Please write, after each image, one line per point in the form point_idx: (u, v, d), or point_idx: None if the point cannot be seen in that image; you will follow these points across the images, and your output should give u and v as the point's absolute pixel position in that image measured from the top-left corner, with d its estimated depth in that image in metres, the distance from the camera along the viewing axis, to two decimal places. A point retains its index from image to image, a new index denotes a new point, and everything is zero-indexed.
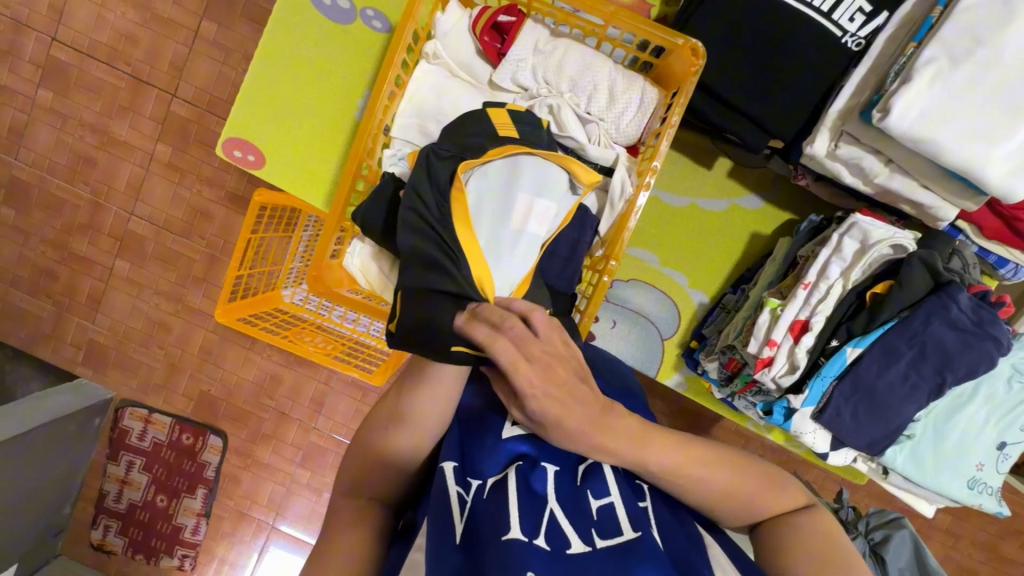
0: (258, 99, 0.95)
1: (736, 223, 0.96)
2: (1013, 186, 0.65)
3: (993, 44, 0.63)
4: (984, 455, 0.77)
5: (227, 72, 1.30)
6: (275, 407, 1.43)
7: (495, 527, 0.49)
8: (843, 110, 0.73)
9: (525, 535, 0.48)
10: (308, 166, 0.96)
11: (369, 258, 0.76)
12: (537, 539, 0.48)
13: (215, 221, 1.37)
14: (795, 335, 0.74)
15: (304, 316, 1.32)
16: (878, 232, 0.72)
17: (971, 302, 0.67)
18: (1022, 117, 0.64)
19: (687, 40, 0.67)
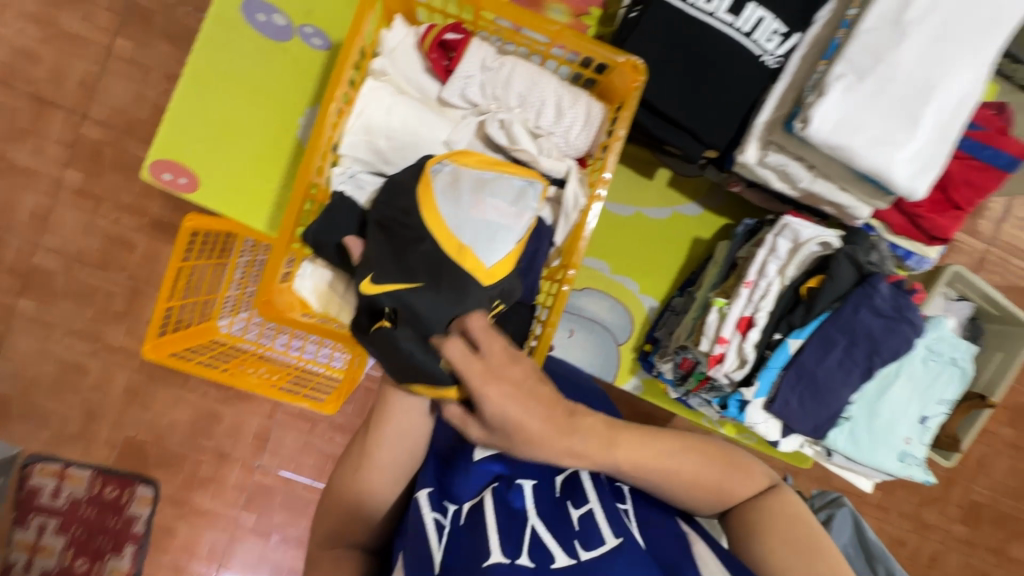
0: (189, 120, 0.89)
1: (678, 230, 1.01)
2: (915, 185, 0.74)
3: (891, 60, 0.71)
4: (911, 430, 0.85)
5: (145, 91, 1.22)
6: (214, 447, 1.33)
7: (476, 553, 0.50)
8: (768, 121, 0.80)
9: (507, 558, 0.49)
10: (247, 188, 0.91)
11: (326, 283, 0.74)
12: (520, 559, 0.49)
13: (138, 251, 1.27)
14: (742, 331, 0.79)
15: (246, 347, 1.24)
16: (806, 232, 0.79)
17: (891, 291, 0.74)
18: (919, 124, 0.72)
19: (629, 58, 0.70)
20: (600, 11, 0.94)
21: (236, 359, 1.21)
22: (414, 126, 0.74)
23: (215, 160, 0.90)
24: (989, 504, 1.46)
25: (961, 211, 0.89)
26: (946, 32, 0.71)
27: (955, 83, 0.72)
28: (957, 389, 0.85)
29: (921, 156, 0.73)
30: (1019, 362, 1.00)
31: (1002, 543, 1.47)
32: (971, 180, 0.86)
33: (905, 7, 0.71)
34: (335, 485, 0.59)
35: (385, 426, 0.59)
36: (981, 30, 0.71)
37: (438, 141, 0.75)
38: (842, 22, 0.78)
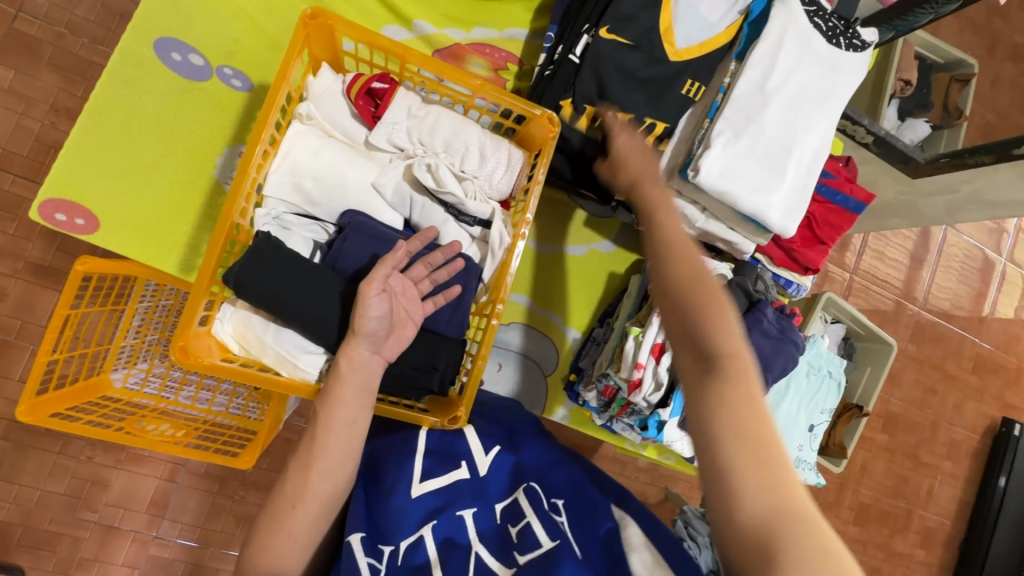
0: (87, 157, 0.83)
1: (596, 265, 1.09)
2: (786, 225, 0.87)
3: (758, 122, 0.84)
4: (802, 438, 0.95)
5: (28, 124, 1.13)
6: (99, 520, 1.17)
7: None
8: (667, 169, 0.91)
9: None
10: (154, 229, 0.86)
11: (243, 323, 0.72)
12: None
13: (10, 298, 1.13)
14: (657, 356, 0.85)
15: (144, 402, 1.12)
16: (706, 265, 0.89)
17: (774, 315, 0.86)
18: (784, 174, 0.85)
19: (544, 111, 0.78)
20: (517, 66, 1.03)
21: (133, 417, 1.10)
22: (341, 169, 0.76)
23: (119, 199, 0.85)
24: (874, 503, 1.64)
25: (825, 246, 1.05)
26: (799, 100, 0.86)
27: (808, 141, 0.86)
28: (835, 398, 0.98)
29: (788, 200, 0.86)
30: (884, 370, 1.22)
31: (889, 539, 1.65)
32: (830, 221, 1.03)
33: (767, 78, 0.84)
34: (267, 525, 0.59)
35: (315, 455, 0.60)
36: (824, 99, 0.87)
37: (366, 183, 0.77)
38: (719, 87, 0.91)
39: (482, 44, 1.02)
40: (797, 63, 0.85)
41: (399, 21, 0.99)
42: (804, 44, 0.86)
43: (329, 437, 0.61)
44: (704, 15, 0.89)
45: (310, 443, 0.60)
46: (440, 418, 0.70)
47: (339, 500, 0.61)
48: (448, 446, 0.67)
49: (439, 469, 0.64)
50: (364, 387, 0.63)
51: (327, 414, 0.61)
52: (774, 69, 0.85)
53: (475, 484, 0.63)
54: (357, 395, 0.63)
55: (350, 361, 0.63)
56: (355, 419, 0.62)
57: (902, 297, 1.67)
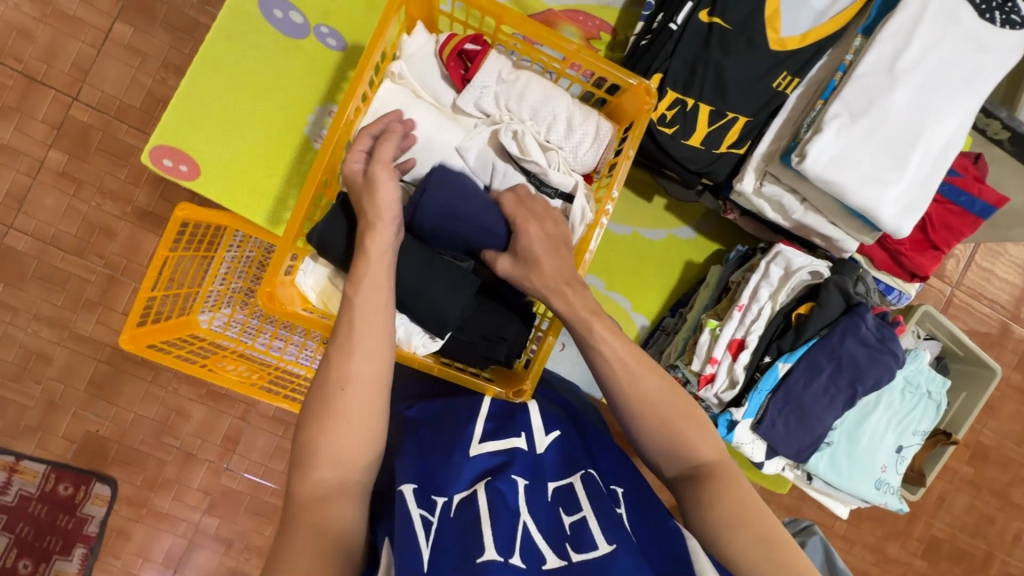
0: (195, 109, 0.89)
1: (673, 252, 1.04)
2: (900, 224, 0.78)
3: (882, 105, 0.75)
4: (887, 458, 0.87)
5: (141, 78, 1.21)
6: (180, 447, 1.28)
7: (469, 549, 0.50)
8: (765, 153, 0.85)
9: (500, 555, 0.49)
10: (248, 180, 0.90)
11: (326, 280, 0.75)
12: (512, 558, 0.49)
13: (118, 238, 1.23)
14: (733, 353, 0.81)
15: (225, 343, 1.20)
16: (798, 260, 0.81)
17: (875, 321, 0.77)
18: (906, 167, 0.76)
19: (641, 81, 0.73)
20: (610, 36, 0.98)
21: (216, 355, 1.18)
22: (427, 131, 0.75)
23: (218, 149, 0.89)
24: (948, 539, 1.50)
25: (939, 252, 0.94)
26: (935, 82, 0.75)
27: (941, 129, 0.76)
28: (932, 420, 0.88)
29: (907, 196, 0.77)
30: (982, 398, 1.07)
31: None
32: (949, 223, 0.92)
33: (898, 56, 0.75)
34: (318, 415, 0.55)
35: (355, 336, 0.57)
36: (966, 83, 0.76)
37: (450, 146, 0.76)
38: (839, 65, 0.82)
39: (577, 11, 0.97)
40: (937, 40, 0.75)
41: None
42: (948, 19, 0.75)
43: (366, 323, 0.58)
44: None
45: (349, 325, 0.57)
46: (505, 390, 0.73)
47: (387, 385, 0.57)
48: (511, 416, 0.67)
49: (499, 434, 0.64)
50: (389, 271, 0.61)
51: (364, 296, 0.59)
52: (910, 46, 0.75)
53: (531, 460, 0.61)
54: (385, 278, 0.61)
55: (375, 242, 0.62)
56: (385, 304, 0.59)
57: (1011, 320, 1.48)
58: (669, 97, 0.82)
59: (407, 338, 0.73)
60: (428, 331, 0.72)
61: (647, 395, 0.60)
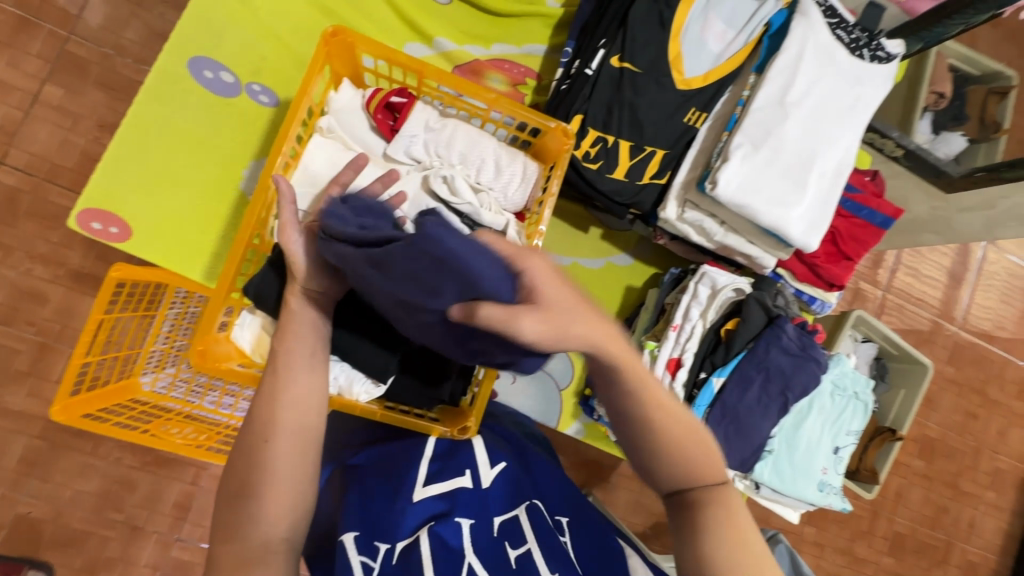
0: (125, 170, 0.88)
1: (612, 279, 1.09)
2: (808, 239, 0.85)
3: (778, 135, 0.83)
4: (826, 460, 0.92)
5: (73, 138, 1.19)
6: (124, 521, 1.20)
7: None
8: (683, 183, 0.91)
9: None
10: (183, 238, 0.89)
11: (262, 330, 0.74)
12: None
13: (51, 303, 1.18)
14: (672, 371, 0.85)
15: (170, 406, 1.16)
16: (723, 278, 0.86)
17: (795, 332, 0.83)
18: (806, 189, 0.83)
19: (559, 124, 0.80)
20: (535, 82, 1.05)
21: (159, 420, 1.13)
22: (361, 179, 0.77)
23: (150, 208, 0.89)
24: (911, 533, 1.56)
25: (851, 262, 1.02)
26: (821, 112, 0.84)
27: (831, 153, 0.84)
28: (863, 420, 0.94)
29: (811, 214, 0.84)
30: (919, 394, 1.16)
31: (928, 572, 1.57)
32: (857, 236, 1.00)
33: (786, 91, 0.83)
34: (244, 471, 0.53)
35: (282, 385, 0.56)
36: (846, 112, 0.85)
37: None
38: (738, 100, 0.90)
39: (502, 60, 1.04)
40: (819, 75, 0.84)
41: (422, 38, 1.02)
42: (823, 57, 0.84)
43: (292, 372, 0.57)
44: (708, 45, 0.89)
45: (275, 376, 0.57)
46: (449, 428, 0.73)
47: (316, 436, 0.57)
48: (454, 454, 0.67)
49: (443, 475, 0.63)
50: (317, 319, 0.63)
51: (289, 346, 0.59)
52: (795, 81, 0.83)
53: (476, 497, 0.62)
54: (312, 327, 0.62)
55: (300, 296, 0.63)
56: (314, 351, 0.60)
57: (939, 317, 1.60)
58: (591, 135, 0.88)
59: (348, 384, 0.73)
60: (369, 378, 0.72)
61: (659, 428, 0.51)
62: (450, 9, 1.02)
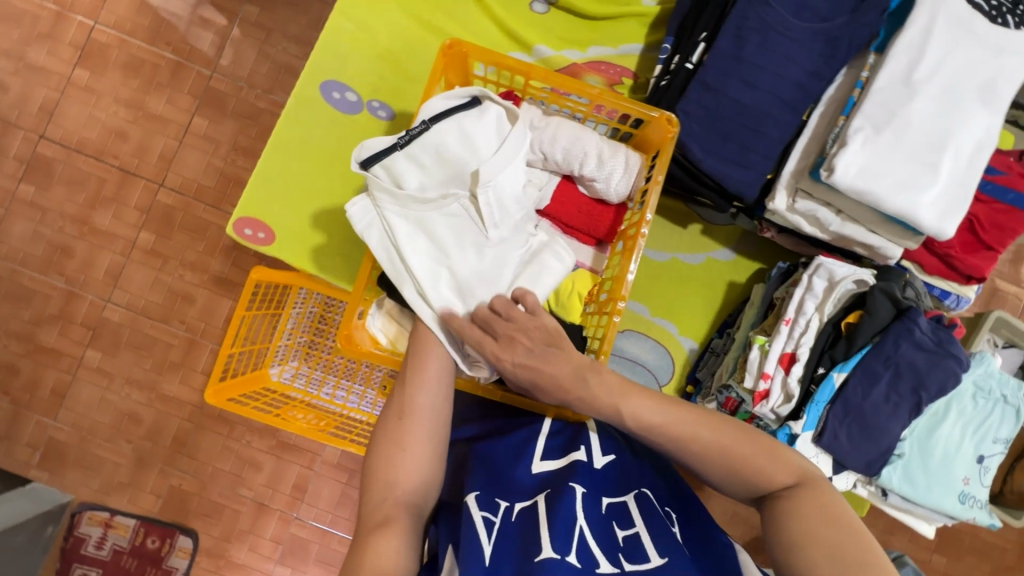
0: (269, 184, 1.01)
1: (712, 276, 1.07)
2: (942, 226, 0.78)
3: (904, 115, 0.77)
4: (968, 470, 0.83)
5: (215, 161, 1.39)
6: (253, 497, 1.36)
7: (529, 550, 0.57)
8: (794, 171, 0.87)
9: (557, 552, 0.56)
10: (316, 241, 1.01)
11: (393, 321, 0.83)
12: (568, 556, 0.56)
13: (198, 304, 1.38)
14: (786, 366, 0.81)
15: (293, 395, 1.30)
16: (841, 270, 0.82)
17: (930, 325, 0.76)
18: (938, 172, 0.77)
19: (662, 113, 0.80)
20: (631, 80, 1.07)
21: (287, 406, 1.28)
22: None
23: (287, 216, 1.01)
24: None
25: (993, 251, 0.92)
26: (954, 87, 0.77)
27: (968, 131, 0.78)
28: (1013, 427, 0.84)
29: (944, 199, 0.78)
30: None
31: None
32: (999, 222, 0.91)
33: (912, 68, 0.78)
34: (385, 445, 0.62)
35: (421, 375, 0.65)
36: (988, 85, 0.78)
37: None
38: (856, 82, 0.85)
39: (598, 62, 1.07)
40: (952, 48, 0.78)
41: (521, 47, 1.07)
42: (956, 28, 0.78)
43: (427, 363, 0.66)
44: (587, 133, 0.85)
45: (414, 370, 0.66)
46: (564, 410, 0.74)
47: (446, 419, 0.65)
48: (574, 440, 0.69)
49: (557, 451, 0.69)
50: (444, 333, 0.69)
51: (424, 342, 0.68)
52: (924, 57, 0.78)
53: (591, 472, 0.65)
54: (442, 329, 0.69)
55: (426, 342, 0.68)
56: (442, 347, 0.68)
57: None
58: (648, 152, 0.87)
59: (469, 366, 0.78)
60: None
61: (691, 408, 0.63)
62: (548, 18, 1.07)
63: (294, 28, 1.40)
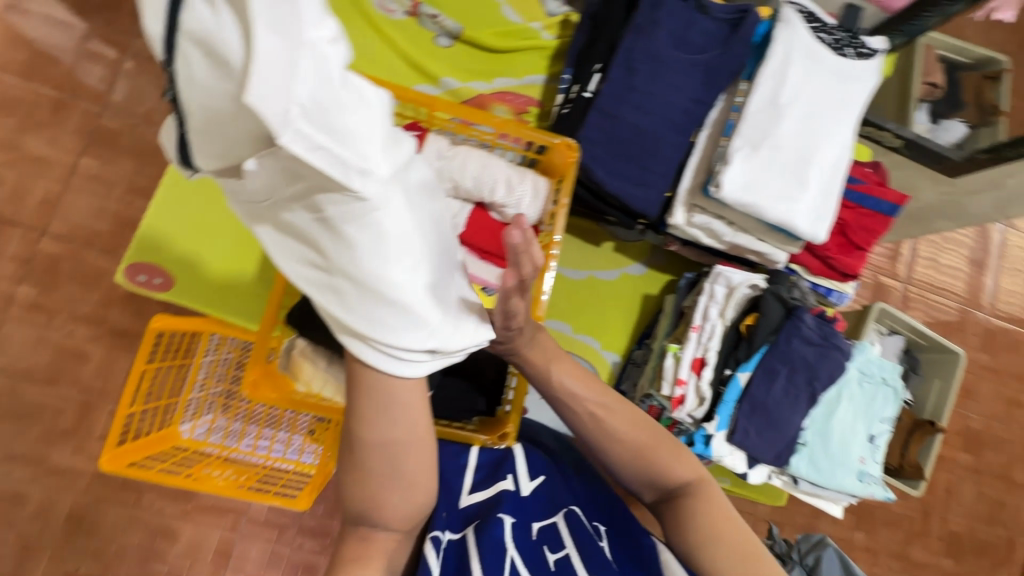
0: (166, 226, 0.95)
1: (628, 289, 1.12)
2: (816, 231, 0.87)
3: (774, 135, 0.86)
4: (863, 449, 0.91)
5: (108, 204, 1.28)
6: (169, 571, 1.22)
7: None
8: (689, 189, 0.94)
9: None
10: (222, 283, 0.95)
11: (302, 357, 0.77)
12: None
13: (92, 361, 1.24)
14: (697, 371, 0.86)
15: (209, 451, 1.19)
16: (738, 277, 0.90)
17: (815, 321, 0.84)
18: (807, 184, 0.86)
19: (563, 139, 0.85)
20: (537, 109, 1.12)
21: (201, 463, 1.16)
22: None
23: (188, 259, 0.95)
24: (970, 533, 1.51)
25: (863, 251, 1.04)
26: (812, 109, 0.88)
27: (828, 147, 0.88)
28: (895, 406, 0.94)
29: (814, 207, 0.87)
30: (955, 383, 1.15)
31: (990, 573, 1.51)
32: (864, 225, 1.03)
33: (777, 94, 0.87)
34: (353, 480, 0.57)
35: (369, 407, 0.54)
36: (838, 107, 0.89)
37: None
38: (732, 106, 0.94)
39: (504, 92, 1.11)
40: (807, 76, 0.88)
41: (428, 80, 1.09)
42: (810, 60, 0.88)
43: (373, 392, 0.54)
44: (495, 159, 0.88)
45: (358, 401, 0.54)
46: (489, 436, 0.77)
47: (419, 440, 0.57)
48: (500, 465, 0.71)
49: (485, 482, 0.69)
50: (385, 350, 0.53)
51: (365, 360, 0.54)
52: (785, 84, 0.87)
53: (518, 499, 0.66)
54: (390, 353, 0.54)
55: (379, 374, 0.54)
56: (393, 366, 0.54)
57: (966, 305, 1.58)
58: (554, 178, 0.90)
59: None
60: None
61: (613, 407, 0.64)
62: (453, 51, 1.10)
63: None
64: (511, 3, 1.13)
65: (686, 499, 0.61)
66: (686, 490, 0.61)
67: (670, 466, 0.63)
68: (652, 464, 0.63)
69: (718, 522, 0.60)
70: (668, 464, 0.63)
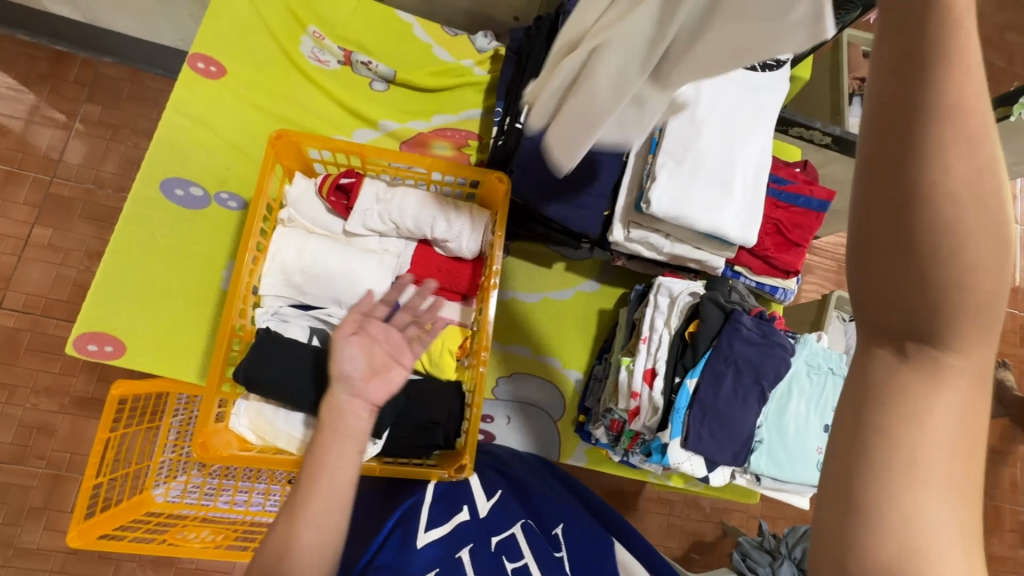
0: (112, 292, 0.95)
1: (583, 306, 1.15)
2: (746, 235, 0.91)
3: (695, 149, 0.90)
4: (820, 439, 0.93)
5: (66, 271, 1.27)
6: None
7: None
8: (625, 206, 0.97)
9: None
10: (176, 343, 0.95)
11: (255, 415, 0.80)
12: None
13: (58, 434, 1.22)
14: (649, 381, 0.89)
15: (186, 512, 1.13)
16: (677, 286, 0.94)
17: (753, 322, 0.87)
18: (731, 192, 0.91)
19: (494, 171, 0.93)
20: (476, 142, 1.15)
21: (176, 527, 1.11)
22: (325, 258, 0.86)
23: (140, 323, 0.95)
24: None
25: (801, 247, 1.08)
26: (728, 121, 0.92)
27: (746, 155, 0.93)
28: None
29: (742, 213, 0.91)
30: None
31: (982, 542, 1.54)
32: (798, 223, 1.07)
33: (694, 110, 0.91)
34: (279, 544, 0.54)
35: (322, 462, 0.59)
36: (752, 116, 0.93)
37: (351, 265, 0.86)
38: None
39: (444, 129, 1.15)
40: (719, 90, 0.93)
41: (367, 124, 1.12)
42: (722, 75, 0.93)
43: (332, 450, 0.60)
44: (412, 192, 0.89)
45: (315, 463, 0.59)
46: (447, 470, 0.79)
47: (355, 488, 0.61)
48: (456, 496, 0.75)
49: (440, 520, 0.69)
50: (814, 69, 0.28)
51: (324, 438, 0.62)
52: (701, 100, 0.92)
53: (476, 528, 0.68)
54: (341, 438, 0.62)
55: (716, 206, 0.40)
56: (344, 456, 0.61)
57: None
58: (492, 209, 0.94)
59: None
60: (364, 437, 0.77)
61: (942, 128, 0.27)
62: (389, 94, 1.14)
63: (143, 122, 1.35)
64: (442, 43, 1.18)
65: (927, 415, 0.30)
66: (943, 371, 0.30)
67: (972, 331, 0.29)
68: (950, 293, 0.28)
69: (946, 444, 0.30)
70: (972, 307, 0.29)
